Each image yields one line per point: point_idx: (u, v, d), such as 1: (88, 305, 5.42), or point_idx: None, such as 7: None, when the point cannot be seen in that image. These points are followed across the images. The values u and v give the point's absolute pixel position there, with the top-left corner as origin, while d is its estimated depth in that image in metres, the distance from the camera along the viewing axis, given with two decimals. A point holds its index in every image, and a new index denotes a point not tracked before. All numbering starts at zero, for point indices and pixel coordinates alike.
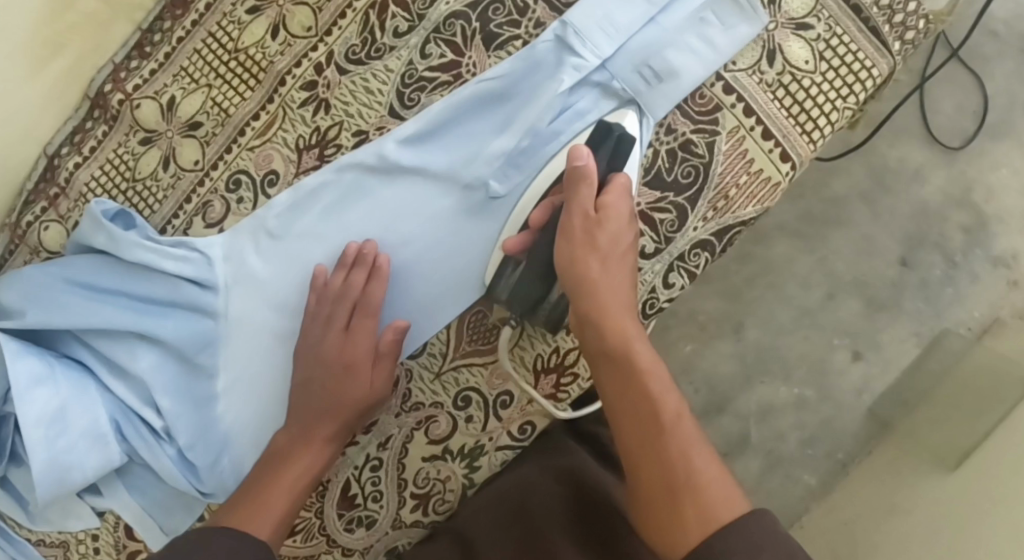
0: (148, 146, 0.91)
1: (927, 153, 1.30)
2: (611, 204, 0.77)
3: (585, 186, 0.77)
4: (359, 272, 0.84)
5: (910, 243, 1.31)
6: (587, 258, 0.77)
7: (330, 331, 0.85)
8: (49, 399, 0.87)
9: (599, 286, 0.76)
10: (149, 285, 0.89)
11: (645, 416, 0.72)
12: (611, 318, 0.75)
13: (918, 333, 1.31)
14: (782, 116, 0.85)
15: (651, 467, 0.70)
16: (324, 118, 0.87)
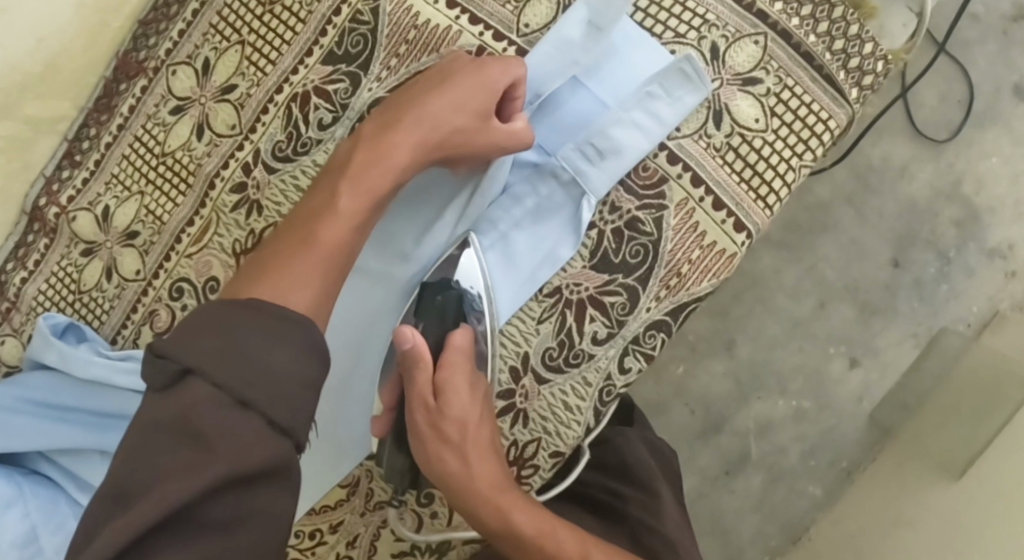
0: (90, 257, 0.89)
1: (914, 148, 1.24)
2: (450, 385, 0.77)
3: (419, 370, 0.78)
4: (455, 69, 0.77)
5: (900, 243, 1.25)
6: (444, 458, 0.78)
7: (406, 118, 0.76)
8: (17, 522, 0.86)
9: (476, 494, 0.77)
10: (99, 399, 0.86)
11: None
12: (478, 491, 0.77)
13: (914, 334, 1.26)
14: (733, 182, 0.80)
15: None
16: (258, 220, 0.84)
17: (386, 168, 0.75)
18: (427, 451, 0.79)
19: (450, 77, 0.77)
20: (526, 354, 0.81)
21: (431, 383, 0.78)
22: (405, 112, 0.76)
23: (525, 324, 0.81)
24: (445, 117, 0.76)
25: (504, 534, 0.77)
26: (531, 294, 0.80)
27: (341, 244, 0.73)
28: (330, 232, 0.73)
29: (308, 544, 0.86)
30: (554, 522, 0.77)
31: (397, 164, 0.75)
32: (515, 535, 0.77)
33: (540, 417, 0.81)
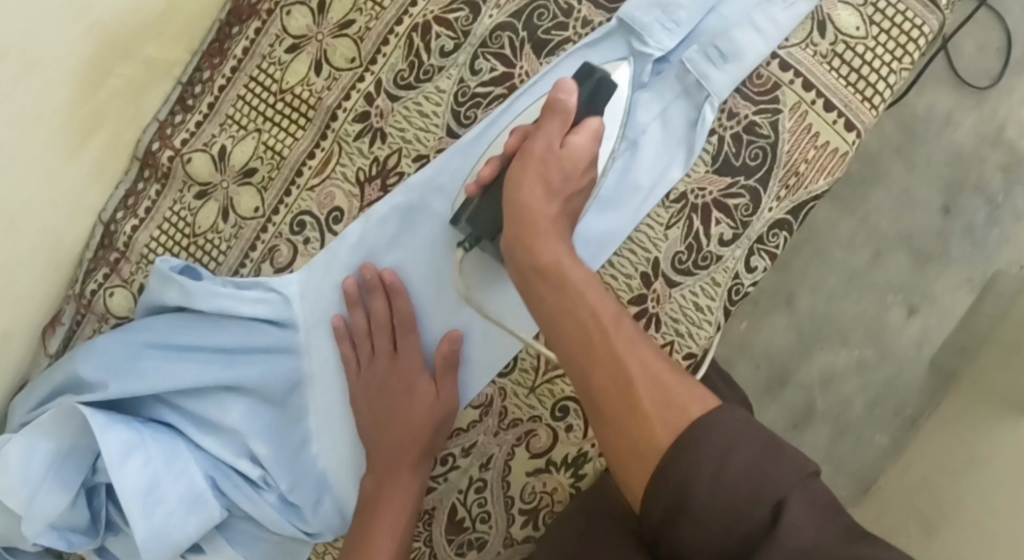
0: (205, 200, 0.90)
1: (958, 97, 1.22)
2: (578, 144, 0.77)
3: (557, 118, 0.77)
4: (377, 297, 0.85)
5: (949, 191, 1.23)
6: (530, 196, 0.76)
7: (380, 353, 0.86)
8: (140, 470, 0.87)
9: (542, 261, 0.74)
10: (220, 334, 0.88)
11: (593, 333, 0.70)
12: (534, 226, 0.75)
13: (969, 278, 1.24)
14: (840, 85, 0.82)
15: (597, 363, 0.69)
16: (382, 147, 0.86)
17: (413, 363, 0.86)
18: (522, 178, 0.77)
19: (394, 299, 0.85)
20: (656, 260, 0.84)
21: (540, 161, 0.77)
22: (398, 304, 0.85)
23: (654, 230, 0.83)
24: (406, 317, 0.85)
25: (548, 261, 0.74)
26: (658, 200, 0.83)
27: (430, 428, 0.85)
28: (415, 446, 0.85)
29: (439, 471, 0.88)
30: (587, 279, 0.73)
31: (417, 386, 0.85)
32: (558, 283, 0.73)
33: (672, 320, 0.84)
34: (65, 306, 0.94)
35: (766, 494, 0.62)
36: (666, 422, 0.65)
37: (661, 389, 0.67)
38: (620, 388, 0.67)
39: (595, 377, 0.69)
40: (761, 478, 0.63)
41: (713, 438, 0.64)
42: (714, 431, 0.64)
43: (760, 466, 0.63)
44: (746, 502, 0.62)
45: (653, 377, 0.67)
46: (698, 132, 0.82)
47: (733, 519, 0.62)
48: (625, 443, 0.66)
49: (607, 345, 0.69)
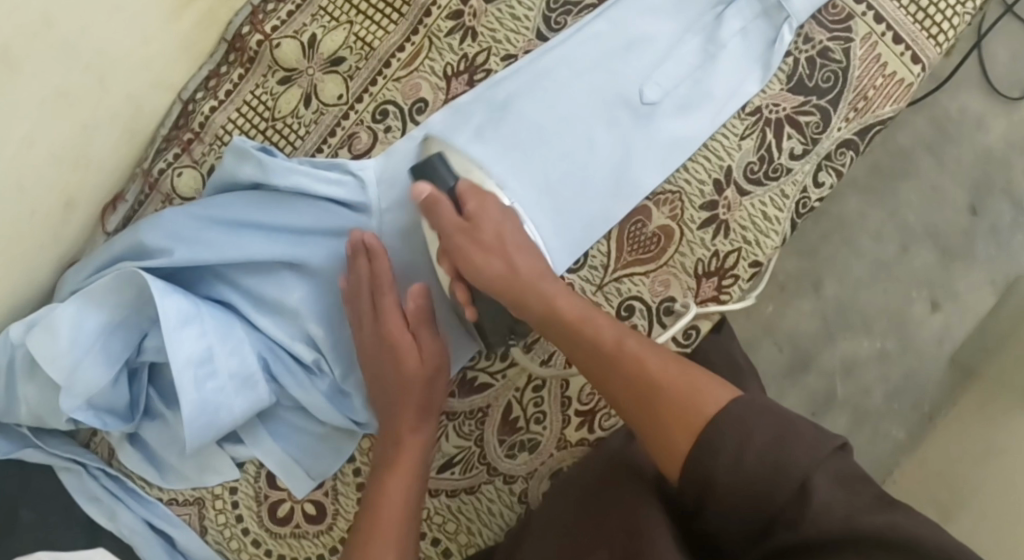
0: (288, 85, 0.92)
1: (988, 103, 1.24)
2: (482, 213, 0.80)
3: (443, 206, 0.79)
4: (359, 260, 0.85)
5: (977, 189, 1.24)
6: (479, 255, 0.79)
7: (365, 315, 0.85)
8: (196, 340, 0.87)
9: (543, 296, 0.78)
10: (293, 213, 0.88)
11: (604, 345, 0.74)
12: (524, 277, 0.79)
13: (991, 280, 1.24)
14: (908, 22, 0.85)
15: (614, 374, 0.73)
16: (472, 45, 0.89)
17: (393, 319, 0.85)
18: (440, 224, 0.80)
19: (372, 261, 0.85)
20: (728, 167, 0.86)
21: (502, 244, 0.80)
22: (377, 263, 0.85)
23: (729, 140, 0.86)
24: (382, 276, 0.84)
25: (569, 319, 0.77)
26: (736, 111, 0.86)
27: (423, 370, 0.84)
28: (411, 399, 0.83)
29: (498, 367, 0.89)
30: (583, 303, 0.78)
31: (402, 336, 0.84)
32: (558, 320, 0.77)
33: (741, 228, 0.86)
34: (130, 183, 0.95)
35: (785, 476, 0.61)
36: (683, 432, 0.66)
37: (688, 386, 0.68)
38: (643, 402, 0.70)
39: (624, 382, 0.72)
40: (774, 470, 0.62)
41: (732, 424, 0.64)
42: (734, 414, 0.64)
43: (774, 449, 0.62)
44: (767, 483, 0.62)
45: (670, 377, 0.70)
46: (775, 52, 0.85)
47: (758, 497, 0.62)
48: (655, 434, 0.68)
49: (613, 350, 0.74)
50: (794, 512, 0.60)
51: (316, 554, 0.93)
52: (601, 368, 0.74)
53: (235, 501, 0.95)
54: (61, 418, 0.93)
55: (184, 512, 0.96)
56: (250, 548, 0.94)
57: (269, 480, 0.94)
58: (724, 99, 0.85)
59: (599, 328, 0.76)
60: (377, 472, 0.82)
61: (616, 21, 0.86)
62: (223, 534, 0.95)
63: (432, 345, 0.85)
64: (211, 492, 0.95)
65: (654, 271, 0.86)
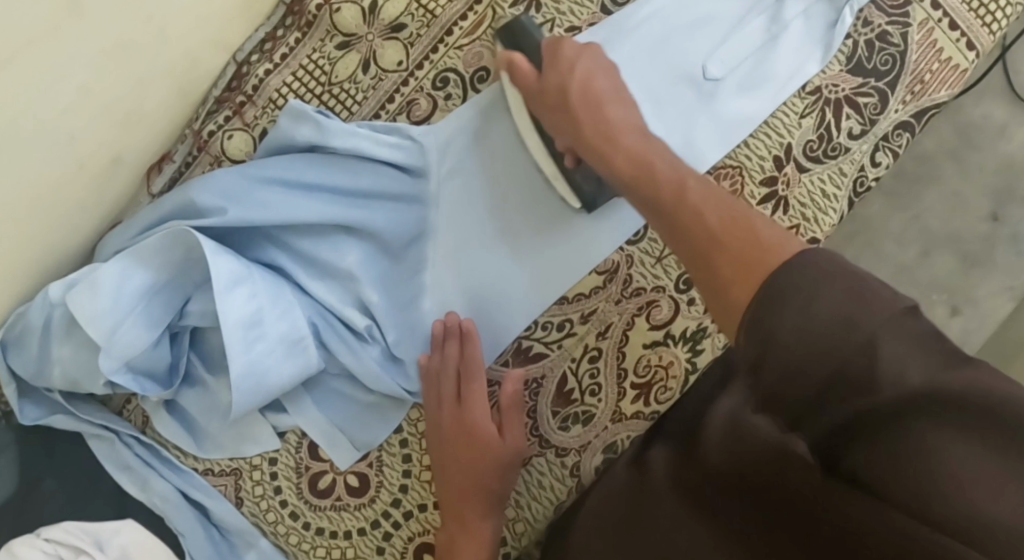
0: (346, 51, 0.91)
1: (1012, 111, 1.27)
2: (587, 54, 0.81)
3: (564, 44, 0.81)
4: (451, 344, 0.85)
5: (998, 197, 1.27)
6: (564, 59, 0.80)
7: (446, 401, 0.85)
8: (247, 300, 0.85)
9: (605, 118, 0.77)
10: (351, 176, 0.87)
11: (659, 197, 0.63)
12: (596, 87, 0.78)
13: (1011, 286, 1.26)
14: (963, 9, 0.88)
15: (684, 237, 0.59)
16: (535, 17, 0.89)
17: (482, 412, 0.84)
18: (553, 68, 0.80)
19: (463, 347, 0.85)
20: (789, 145, 0.87)
21: (594, 96, 0.78)
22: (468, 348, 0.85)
23: (789, 118, 0.87)
24: (472, 362, 0.85)
25: (628, 171, 0.70)
26: (796, 90, 0.87)
27: (501, 472, 0.84)
28: (479, 498, 0.83)
29: (554, 337, 0.88)
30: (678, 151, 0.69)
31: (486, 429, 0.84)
32: (641, 167, 0.69)
33: (800, 204, 0.87)
34: (177, 144, 0.93)
35: (856, 333, 0.47)
36: (744, 279, 0.52)
37: (730, 219, 0.56)
38: (684, 235, 0.59)
39: (686, 247, 0.58)
40: (842, 323, 0.47)
41: (805, 270, 0.49)
42: (796, 268, 0.48)
43: (850, 305, 0.47)
44: (834, 342, 0.47)
45: (727, 228, 0.56)
46: (835, 33, 0.86)
47: (821, 350, 0.47)
48: (717, 288, 0.54)
49: (693, 209, 0.59)
50: (842, 389, 0.47)
51: (356, 527, 0.91)
52: (656, 181, 0.65)
53: (274, 473, 0.92)
54: (98, 381, 0.90)
55: (220, 483, 0.93)
56: (287, 521, 0.92)
57: (311, 451, 0.92)
58: (786, 76, 0.87)
59: (659, 173, 0.67)
60: (450, 522, 0.84)
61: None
62: (259, 507, 0.93)
63: (515, 441, 0.84)
64: (248, 462, 0.93)
65: None
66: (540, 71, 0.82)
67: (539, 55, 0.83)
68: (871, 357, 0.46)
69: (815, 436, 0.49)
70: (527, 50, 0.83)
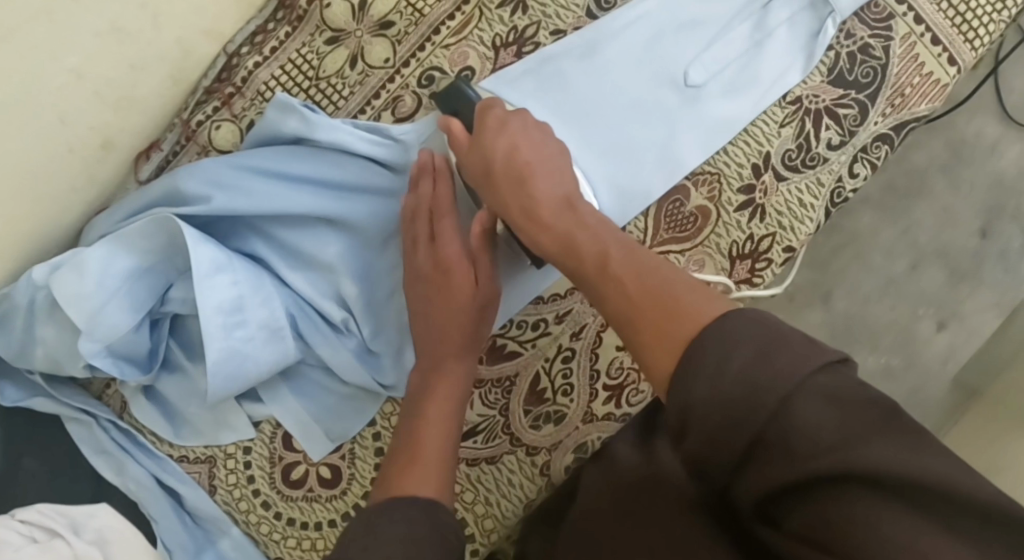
0: (335, 46, 0.92)
1: (1004, 129, 1.28)
2: (507, 120, 0.80)
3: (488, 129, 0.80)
4: (425, 182, 0.85)
5: (987, 215, 1.28)
6: (495, 150, 0.79)
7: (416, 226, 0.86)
8: (228, 288, 0.86)
9: (532, 195, 0.76)
10: (334, 169, 0.88)
11: (597, 256, 0.69)
12: (538, 197, 0.76)
13: (998, 302, 1.27)
14: (947, 25, 0.88)
15: (609, 292, 0.67)
16: (522, 18, 0.90)
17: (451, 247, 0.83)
18: (484, 144, 0.79)
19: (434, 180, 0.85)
20: (767, 153, 0.88)
21: (521, 169, 0.78)
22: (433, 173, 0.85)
23: (769, 126, 0.88)
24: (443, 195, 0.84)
25: (557, 251, 0.73)
26: (777, 98, 0.88)
27: (474, 278, 0.83)
28: (456, 324, 0.82)
29: (529, 336, 0.89)
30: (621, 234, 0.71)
31: (460, 285, 0.83)
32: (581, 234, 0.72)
33: (777, 213, 0.88)
34: (165, 132, 0.95)
35: (762, 394, 0.54)
36: (668, 343, 0.59)
37: (646, 271, 0.65)
38: (600, 285, 0.68)
39: (608, 303, 0.67)
40: (750, 390, 0.54)
41: (727, 333, 0.57)
42: (719, 333, 0.57)
43: (759, 367, 0.55)
44: (744, 394, 0.54)
45: (648, 283, 0.64)
46: (817, 44, 0.87)
47: (751, 392, 0.54)
48: (642, 345, 0.62)
49: (604, 256, 0.69)
50: (771, 452, 0.53)
51: (327, 519, 0.92)
52: (581, 253, 0.71)
53: (248, 462, 0.93)
54: (78, 363, 0.91)
55: (195, 470, 0.94)
56: (260, 510, 0.93)
57: (285, 441, 0.93)
58: (768, 85, 0.87)
59: (602, 234, 0.71)
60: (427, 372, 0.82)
61: (667, 5, 0.88)
62: (232, 495, 0.93)
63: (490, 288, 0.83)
64: (223, 450, 0.94)
65: (690, 250, 0.87)
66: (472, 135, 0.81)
67: (472, 119, 0.83)
68: (792, 420, 0.53)
69: (757, 492, 0.55)
70: (462, 116, 0.84)
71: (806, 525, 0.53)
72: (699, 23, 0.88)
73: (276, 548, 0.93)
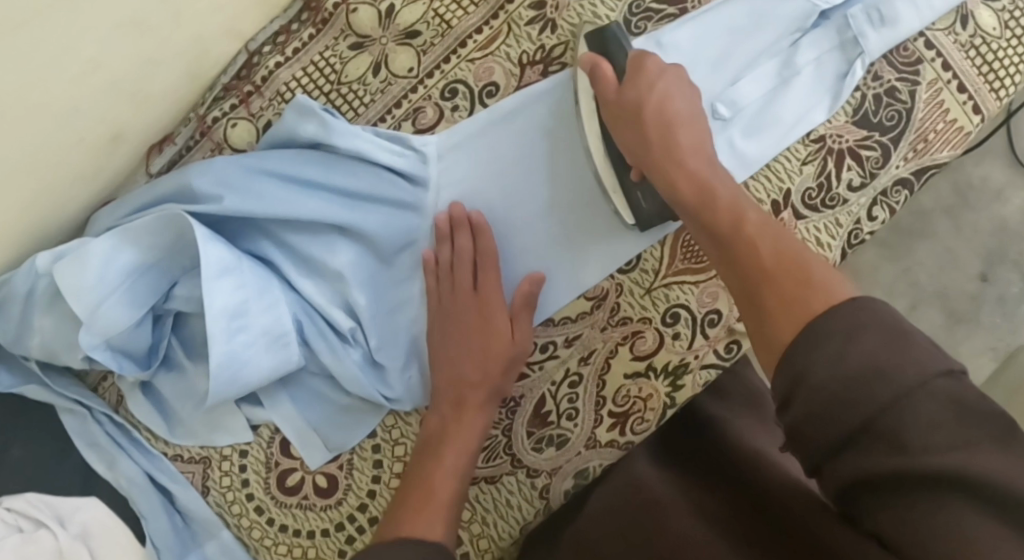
0: (358, 52, 0.91)
1: (1011, 175, 1.28)
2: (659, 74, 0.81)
3: (643, 78, 0.81)
4: (461, 235, 0.87)
5: (989, 259, 1.28)
6: (648, 97, 0.80)
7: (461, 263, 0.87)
8: (234, 291, 0.84)
9: (679, 141, 0.78)
10: (349, 178, 0.87)
11: (727, 221, 0.70)
12: (676, 140, 0.78)
13: (993, 346, 1.28)
14: (973, 73, 0.88)
15: (736, 263, 0.68)
16: (550, 37, 0.89)
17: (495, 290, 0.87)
18: (633, 93, 0.81)
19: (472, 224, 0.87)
20: (788, 190, 0.87)
21: (668, 117, 0.79)
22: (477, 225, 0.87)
23: (790, 163, 0.87)
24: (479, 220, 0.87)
25: (695, 199, 0.74)
26: (800, 137, 0.88)
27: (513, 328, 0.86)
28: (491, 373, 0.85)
29: (536, 358, 0.88)
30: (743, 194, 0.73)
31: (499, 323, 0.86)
32: (707, 193, 0.74)
33: None
34: (181, 126, 0.93)
35: (881, 385, 0.55)
36: (790, 316, 0.61)
37: (774, 247, 0.66)
38: (731, 252, 0.69)
39: (733, 277, 0.68)
40: (870, 370, 0.55)
41: (849, 318, 0.58)
42: (846, 311, 0.58)
43: (879, 354, 0.55)
44: (854, 375, 0.55)
45: (781, 259, 0.65)
46: (845, 85, 0.87)
47: (845, 387, 0.55)
48: (764, 314, 0.63)
49: (738, 222, 0.70)
50: (873, 441, 0.55)
51: (320, 528, 0.91)
52: (716, 210, 0.72)
53: (243, 465, 0.92)
54: (76, 355, 0.90)
55: (188, 470, 0.93)
56: (252, 515, 0.92)
57: (282, 447, 0.92)
58: (793, 121, 0.87)
59: (722, 191, 0.73)
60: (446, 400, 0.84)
61: (701, 38, 0.88)
62: (225, 498, 0.92)
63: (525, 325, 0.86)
64: (218, 452, 0.92)
65: (704, 283, 0.87)
66: (619, 85, 0.82)
67: (623, 66, 0.84)
68: (903, 416, 0.54)
69: (846, 478, 0.56)
70: (615, 56, 0.84)
71: (890, 522, 0.55)
72: (728, 57, 0.88)
73: (267, 553, 0.92)
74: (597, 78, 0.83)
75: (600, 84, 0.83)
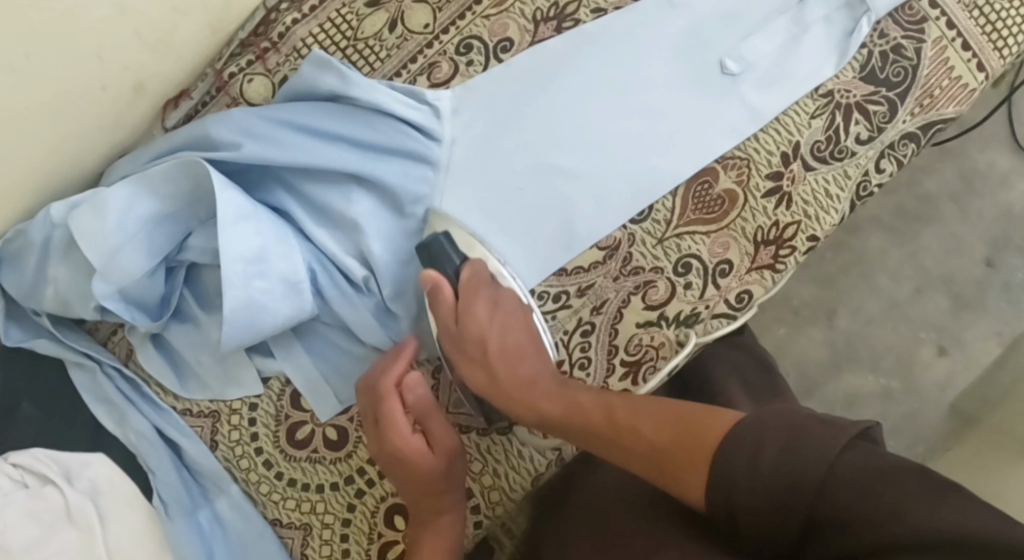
0: (375, 9, 0.93)
1: (1015, 161, 1.29)
2: (475, 311, 0.80)
3: (443, 297, 0.81)
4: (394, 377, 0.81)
5: (994, 245, 1.29)
6: (485, 337, 0.79)
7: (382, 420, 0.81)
8: (251, 236, 0.85)
9: (500, 297, 0.82)
10: (365, 128, 0.88)
11: (597, 412, 0.73)
12: (519, 370, 0.79)
13: (999, 332, 1.27)
14: (977, 32, 0.90)
15: (625, 415, 0.72)
16: None
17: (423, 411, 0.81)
18: (465, 336, 0.80)
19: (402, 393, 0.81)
20: (797, 143, 0.89)
21: (511, 347, 0.80)
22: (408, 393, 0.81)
23: (800, 117, 0.89)
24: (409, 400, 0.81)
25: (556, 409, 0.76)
26: (809, 91, 0.89)
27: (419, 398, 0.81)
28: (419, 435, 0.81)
29: (550, 308, 0.88)
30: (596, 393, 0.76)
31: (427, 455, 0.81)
32: (570, 414, 0.76)
33: (803, 202, 0.88)
34: (198, 82, 0.95)
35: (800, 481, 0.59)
36: (696, 440, 0.65)
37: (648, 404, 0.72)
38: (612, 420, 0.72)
39: (613, 428, 0.72)
40: (791, 479, 0.59)
41: (741, 440, 0.62)
42: (750, 423, 0.63)
43: (790, 456, 0.60)
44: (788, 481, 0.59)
45: (657, 405, 0.70)
46: (851, 42, 0.89)
47: (791, 477, 0.59)
48: (661, 455, 0.67)
49: (606, 401, 0.74)
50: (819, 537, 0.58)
51: (330, 481, 0.90)
52: (589, 418, 0.74)
53: (252, 419, 0.91)
54: (88, 305, 0.90)
55: (197, 424, 0.92)
56: (261, 469, 0.91)
57: (292, 400, 0.91)
58: (801, 75, 0.89)
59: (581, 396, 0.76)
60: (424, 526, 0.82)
61: None
62: (233, 452, 0.91)
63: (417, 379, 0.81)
64: (228, 406, 0.92)
65: (715, 233, 0.88)
66: (456, 300, 0.81)
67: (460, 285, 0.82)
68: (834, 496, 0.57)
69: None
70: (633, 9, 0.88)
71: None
72: (740, 14, 0.89)
73: (274, 509, 0.91)
74: (438, 308, 0.81)
75: (439, 300, 0.81)
